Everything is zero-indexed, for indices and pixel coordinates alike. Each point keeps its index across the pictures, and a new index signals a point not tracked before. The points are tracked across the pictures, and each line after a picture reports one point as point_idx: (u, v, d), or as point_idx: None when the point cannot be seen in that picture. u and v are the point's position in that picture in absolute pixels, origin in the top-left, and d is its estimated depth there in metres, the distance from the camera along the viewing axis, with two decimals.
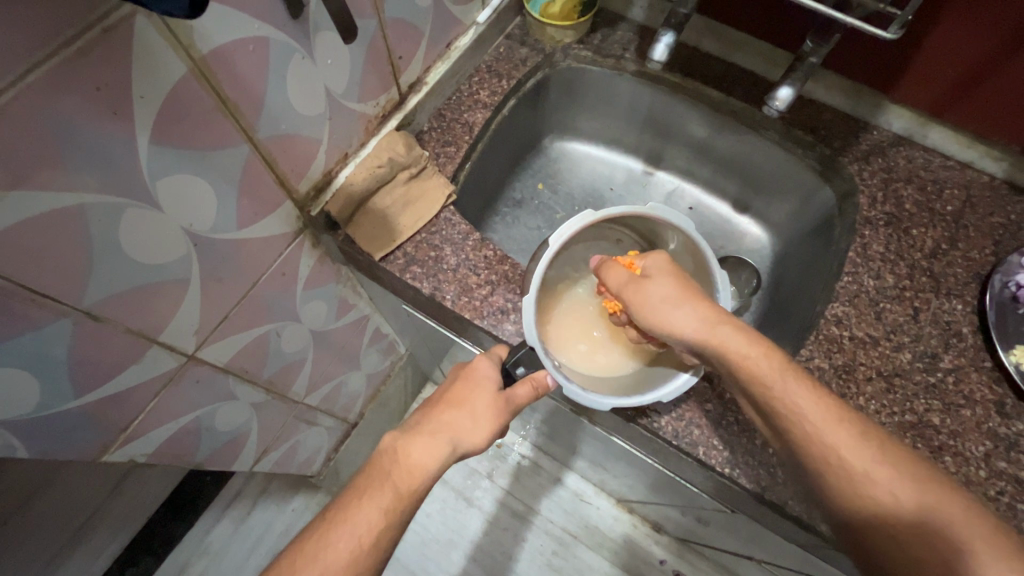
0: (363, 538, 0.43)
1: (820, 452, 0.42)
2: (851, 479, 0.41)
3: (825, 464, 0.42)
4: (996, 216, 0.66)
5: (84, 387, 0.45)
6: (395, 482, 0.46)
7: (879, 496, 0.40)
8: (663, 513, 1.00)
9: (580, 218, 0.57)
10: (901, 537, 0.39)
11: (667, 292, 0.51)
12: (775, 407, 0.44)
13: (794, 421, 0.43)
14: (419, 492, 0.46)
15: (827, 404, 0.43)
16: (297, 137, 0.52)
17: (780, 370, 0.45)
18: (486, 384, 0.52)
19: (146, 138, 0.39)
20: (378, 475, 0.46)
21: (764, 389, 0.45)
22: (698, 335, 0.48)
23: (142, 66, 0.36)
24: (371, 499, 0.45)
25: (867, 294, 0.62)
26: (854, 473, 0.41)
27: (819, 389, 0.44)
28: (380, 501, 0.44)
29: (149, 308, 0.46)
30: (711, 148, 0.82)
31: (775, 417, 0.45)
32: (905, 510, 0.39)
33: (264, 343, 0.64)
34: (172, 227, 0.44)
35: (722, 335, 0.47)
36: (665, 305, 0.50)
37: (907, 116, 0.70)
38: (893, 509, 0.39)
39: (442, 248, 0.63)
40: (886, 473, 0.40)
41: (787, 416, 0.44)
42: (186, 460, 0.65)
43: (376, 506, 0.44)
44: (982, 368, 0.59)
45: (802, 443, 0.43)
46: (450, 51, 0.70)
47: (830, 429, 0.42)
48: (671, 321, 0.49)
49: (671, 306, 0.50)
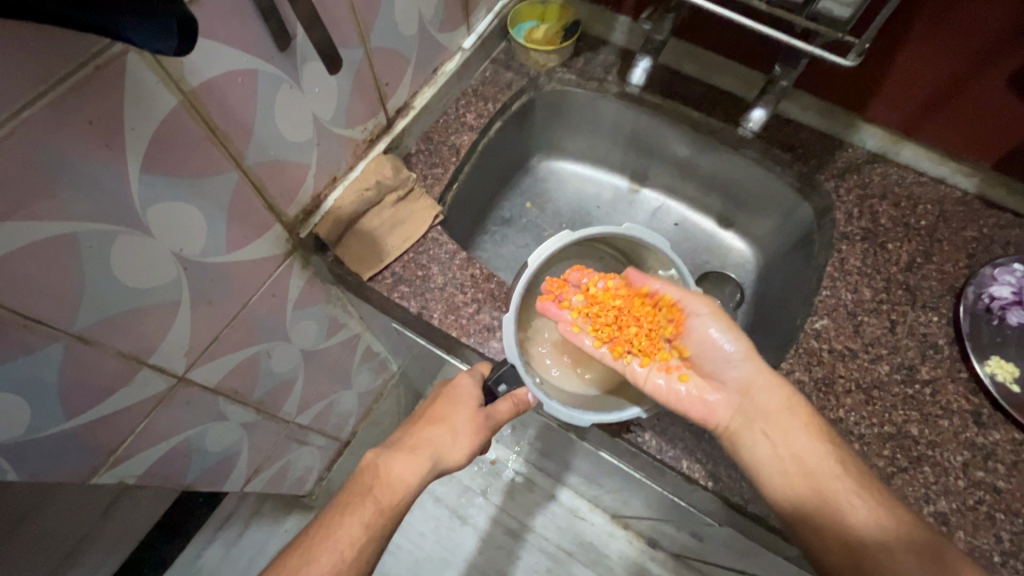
0: (346, 551, 0.44)
1: (862, 522, 0.47)
2: (862, 515, 0.47)
3: (856, 522, 0.47)
4: (968, 230, 0.67)
5: (74, 411, 0.46)
6: (376, 496, 0.47)
7: (892, 528, 0.46)
8: (657, 529, 1.00)
9: (557, 240, 0.59)
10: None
11: (727, 318, 0.58)
12: (827, 479, 0.50)
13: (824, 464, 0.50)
14: (400, 507, 0.47)
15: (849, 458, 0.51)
16: (286, 163, 0.54)
17: (831, 440, 0.52)
18: (467, 401, 0.53)
19: (137, 168, 0.40)
20: (360, 491, 0.47)
21: (820, 459, 0.51)
22: (757, 381, 0.55)
23: (133, 100, 0.37)
24: (353, 513, 0.46)
25: (846, 307, 0.64)
26: (866, 510, 0.47)
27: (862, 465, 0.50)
28: (362, 515, 0.46)
29: (140, 332, 0.48)
30: (693, 166, 0.84)
31: (824, 488, 0.50)
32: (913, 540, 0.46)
33: (254, 363, 0.65)
34: (163, 252, 0.46)
35: (775, 393, 0.54)
36: (728, 330, 0.57)
37: (879, 134, 0.73)
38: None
39: (430, 268, 0.65)
40: (896, 513, 0.47)
41: (820, 458, 0.51)
42: (176, 481, 0.66)
43: (359, 521, 0.46)
44: (959, 379, 0.60)
45: (838, 505, 0.48)
46: (437, 77, 0.72)
47: (873, 500, 0.48)
48: (730, 352, 0.56)
49: (728, 335, 0.56)
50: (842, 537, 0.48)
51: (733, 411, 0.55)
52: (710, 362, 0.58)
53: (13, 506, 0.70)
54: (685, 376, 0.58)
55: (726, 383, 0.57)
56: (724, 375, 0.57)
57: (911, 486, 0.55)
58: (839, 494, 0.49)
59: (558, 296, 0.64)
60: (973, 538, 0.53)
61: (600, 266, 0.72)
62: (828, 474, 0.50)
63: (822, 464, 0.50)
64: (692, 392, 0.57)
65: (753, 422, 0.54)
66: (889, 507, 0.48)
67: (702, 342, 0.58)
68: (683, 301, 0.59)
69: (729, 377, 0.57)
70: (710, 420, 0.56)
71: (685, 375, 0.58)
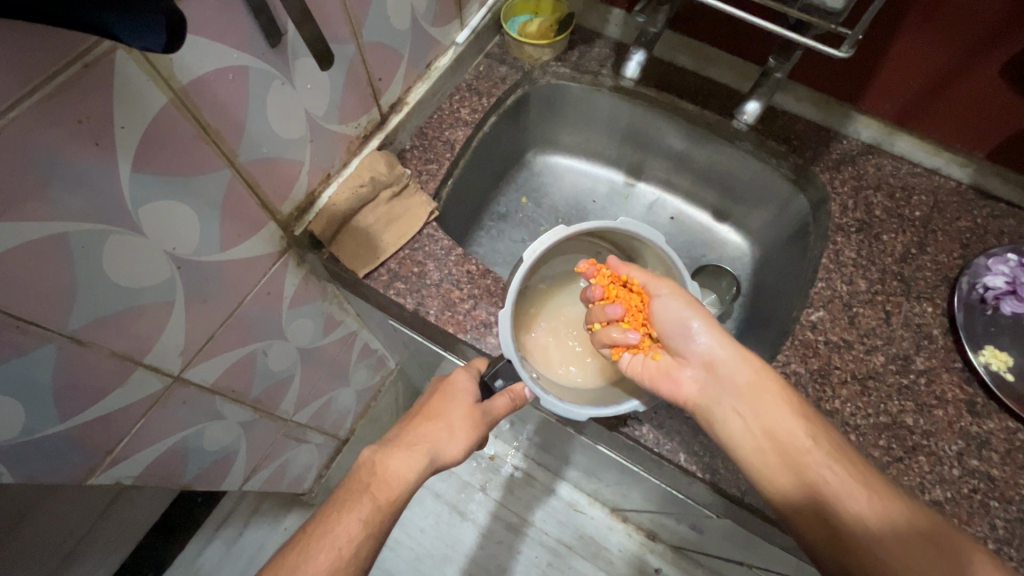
0: (343, 548, 0.44)
1: (848, 501, 0.45)
2: (851, 502, 0.45)
3: (849, 512, 0.44)
4: (962, 220, 0.68)
5: (69, 412, 0.46)
6: (373, 493, 0.47)
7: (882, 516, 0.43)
8: (657, 522, 1.01)
9: (553, 234, 0.58)
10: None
11: (694, 301, 0.55)
12: (800, 454, 0.48)
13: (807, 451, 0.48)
14: (397, 503, 0.47)
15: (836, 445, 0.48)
16: (279, 160, 0.54)
17: (803, 414, 0.50)
18: (463, 396, 0.53)
19: (128, 167, 0.40)
20: (357, 488, 0.48)
21: (790, 432, 0.49)
22: (720, 355, 0.53)
23: (123, 98, 0.37)
24: (351, 510, 0.46)
25: (841, 298, 0.64)
26: (854, 496, 0.45)
27: (840, 439, 0.48)
28: (359, 512, 0.46)
29: (134, 332, 0.47)
30: (689, 159, 0.84)
31: (798, 463, 0.48)
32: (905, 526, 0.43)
33: (250, 362, 0.64)
34: (156, 251, 0.45)
35: (742, 365, 0.52)
36: (689, 308, 0.55)
37: (873, 125, 0.73)
38: (931, 569, 0.41)
39: (425, 264, 0.64)
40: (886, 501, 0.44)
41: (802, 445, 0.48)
42: (174, 480, 0.66)
43: (356, 517, 0.46)
44: (954, 369, 0.60)
45: (825, 492, 0.46)
46: (431, 72, 0.72)
47: (855, 478, 0.45)
48: (691, 327, 0.54)
49: (687, 310, 0.55)
50: (836, 527, 0.45)
51: (700, 386, 0.54)
52: (675, 341, 0.56)
53: (12, 506, 0.70)
54: (658, 355, 0.58)
55: (690, 358, 0.55)
56: (685, 350, 0.56)
57: (907, 475, 0.55)
58: (816, 469, 0.47)
59: (601, 283, 0.62)
60: (969, 526, 0.53)
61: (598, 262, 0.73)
62: (800, 449, 0.48)
63: (794, 438, 0.49)
64: (662, 367, 0.57)
65: (721, 397, 0.53)
66: (881, 493, 0.45)
67: (663, 324, 0.56)
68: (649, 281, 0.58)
69: (691, 351, 0.55)
70: (677, 395, 0.55)
71: (658, 354, 0.58)
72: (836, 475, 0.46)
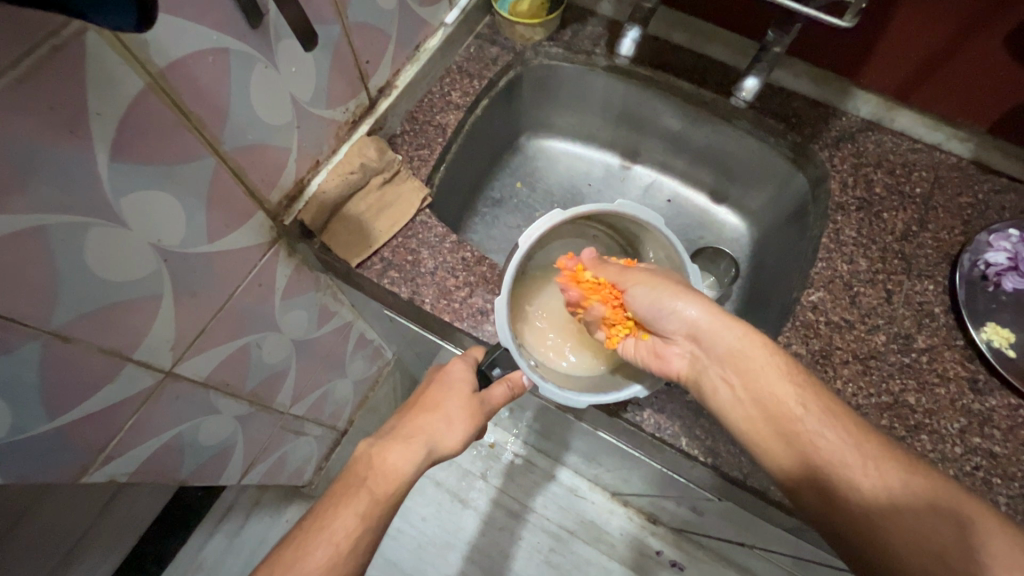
0: (341, 543, 0.43)
1: (849, 473, 0.43)
2: (853, 472, 0.43)
3: (853, 485, 0.43)
4: (964, 196, 0.67)
5: (58, 410, 0.45)
6: (371, 487, 0.47)
7: (884, 486, 0.42)
8: (658, 505, 1.01)
9: (548, 219, 0.57)
10: (952, 565, 0.38)
11: (665, 282, 0.54)
12: (791, 421, 0.46)
13: (801, 422, 0.46)
14: (395, 496, 0.47)
15: (832, 412, 0.46)
16: (265, 148, 0.52)
17: (796, 379, 0.48)
18: (461, 386, 0.52)
19: (105, 156, 0.38)
20: (354, 482, 0.47)
21: (779, 400, 0.47)
22: (702, 326, 0.52)
23: (96, 83, 0.35)
24: (348, 505, 0.45)
25: (841, 278, 0.63)
26: (855, 465, 0.43)
27: (833, 400, 0.47)
28: (356, 506, 0.45)
29: (123, 327, 0.46)
30: (685, 139, 0.83)
31: (790, 431, 0.46)
32: (909, 497, 0.41)
33: (244, 355, 0.63)
34: (141, 244, 0.44)
35: (728, 336, 0.50)
36: (659, 290, 0.54)
37: (874, 101, 0.71)
38: (937, 536, 0.39)
39: (420, 252, 0.63)
40: (886, 469, 0.42)
41: (795, 417, 0.46)
42: (171, 476, 0.65)
43: (353, 512, 0.45)
44: (956, 347, 0.60)
45: (824, 465, 0.44)
46: (420, 54, 0.70)
47: (853, 445, 0.44)
48: (666, 308, 0.53)
49: (657, 292, 0.54)
50: (840, 503, 0.43)
51: (689, 360, 0.54)
52: (654, 323, 0.55)
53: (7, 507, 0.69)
54: (647, 336, 0.58)
55: (673, 336, 0.54)
56: (664, 329, 0.55)
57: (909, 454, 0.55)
58: (808, 436, 0.45)
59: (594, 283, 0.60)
60: None
61: (596, 245, 0.72)
62: (790, 416, 0.47)
63: (784, 404, 0.47)
64: (652, 346, 0.57)
65: (709, 367, 0.52)
66: (879, 458, 0.43)
67: (639, 310, 0.56)
68: (621, 275, 0.57)
69: (670, 329, 0.54)
70: (668, 372, 0.55)
71: (647, 334, 0.58)
72: (834, 441, 0.44)
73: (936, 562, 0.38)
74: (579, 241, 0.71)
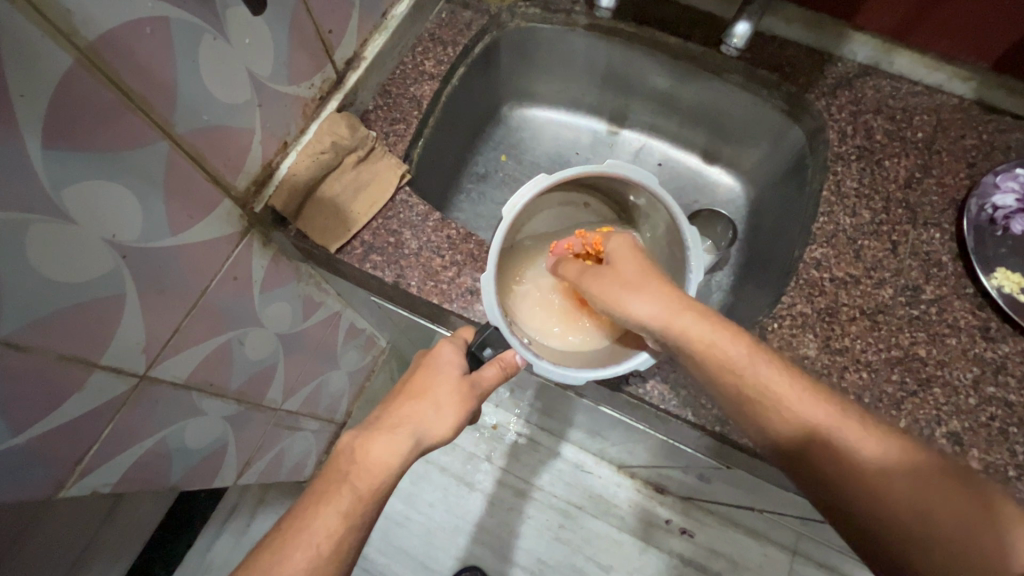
0: (322, 544, 0.42)
1: (824, 446, 0.41)
2: (827, 444, 0.41)
3: (830, 458, 0.40)
4: (967, 138, 0.64)
5: (22, 425, 0.42)
6: (353, 482, 0.45)
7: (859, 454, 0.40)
8: (665, 475, 1.00)
9: (533, 184, 0.54)
10: (957, 540, 0.36)
11: (613, 289, 0.49)
12: (757, 402, 0.43)
13: (767, 400, 0.43)
14: (380, 492, 0.45)
15: (794, 382, 0.43)
16: (223, 129, 0.48)
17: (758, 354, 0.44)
18: (449, 370, 0.50)
19: (38, 144, 0.35)
20: (335, 478, 0.45)
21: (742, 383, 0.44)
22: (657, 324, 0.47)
23: (16, 60, 0.31)
24: (329, 503, 0.44)
25: (845, 232, 0.60)
26: (828, 438, 0.41)
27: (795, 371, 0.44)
28: (338, 504, 0.44)
29: (84, 331, 0.43)
30: (675, 99, 0.79)
31: (757, 411, 0.44)
32: (884, 462, 0.39)
33: (226, 353, 0.60)
34: (93, 240, 0.40)
35: (684, 323, 0.45)
36: (610, 300, 0.49)
37: (871, 43, 0.68)
38: (920, 498, 0.38)
39: (401, 233, 0.60)
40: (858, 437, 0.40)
41: (760, 395, 0.43)
42: (160, 483, 0.62)
43: (335, 510, 0.43)
44: (965, 295, 0.58)
45: (796, 441, 0.42)
46: (387, 21, 0.65)
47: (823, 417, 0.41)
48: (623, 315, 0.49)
49: (611, 302, 0.49)
50: (818, 475, 0.41)
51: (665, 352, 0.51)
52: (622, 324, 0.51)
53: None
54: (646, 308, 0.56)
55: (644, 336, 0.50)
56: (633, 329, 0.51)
57: (922, 409, 0.53)
58: (775, 414, 0.43)
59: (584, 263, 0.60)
60: (988, 456, 0.52)
61: (588, 212, 0.69)
62: (755, 397, 0.43)
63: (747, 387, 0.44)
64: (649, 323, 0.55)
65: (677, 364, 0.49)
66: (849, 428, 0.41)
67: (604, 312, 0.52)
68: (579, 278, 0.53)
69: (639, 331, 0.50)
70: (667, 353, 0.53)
71: None
72: (818, 418, 0.41)
73: (939, 539, 0.36)
74: (570, 210, 0.68)
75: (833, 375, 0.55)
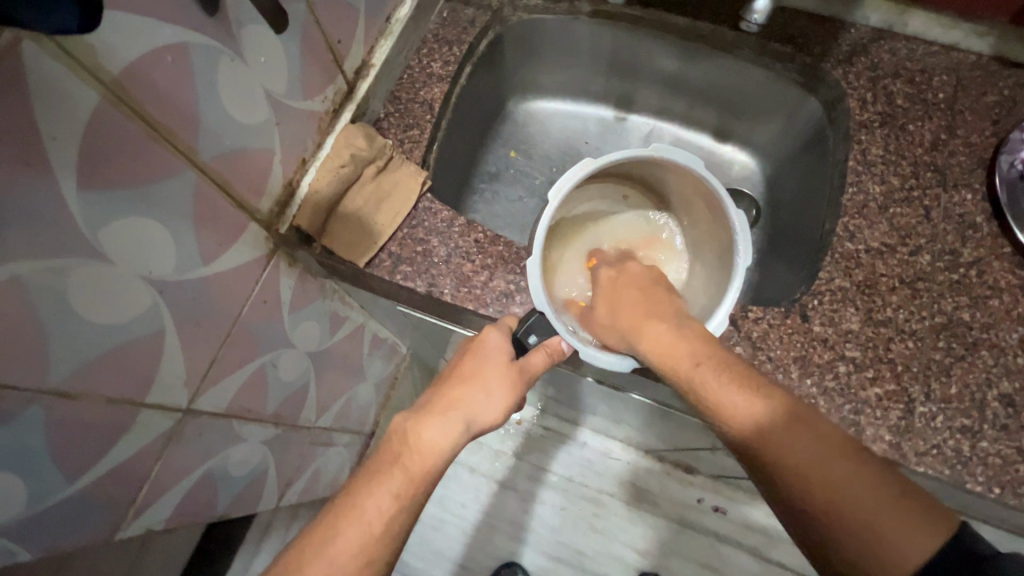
0: (374, 523, 0.41)
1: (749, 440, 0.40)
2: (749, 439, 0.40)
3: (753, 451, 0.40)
4: (989, 95, 0.63)
5: (76, 471, 0.41)
6: (406, 464, 0.44)
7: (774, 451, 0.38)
8: (696, 456, 1.00)
9: (580, 169, 0.53)
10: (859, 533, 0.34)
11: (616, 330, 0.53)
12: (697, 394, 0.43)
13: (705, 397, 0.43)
14: (431, 476, 0.44)
15: (730, 380, 0.42)
16: (244, 152, 0.47)
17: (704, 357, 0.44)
18: (498, 357, 0.49)
19: (73, 187, 0.33)
20: (388, 458, 0.44)
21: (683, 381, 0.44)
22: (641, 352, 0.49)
23: (46, 104, 0.30)
24: (382, 484, 0.43)
25: (876, 202, 0.60)
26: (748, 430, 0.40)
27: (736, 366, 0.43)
28: (391, 486, 0.43)
29: (127, 370, 0.42)
30: (683, 79, 0.78)
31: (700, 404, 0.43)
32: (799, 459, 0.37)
33: (261, 378, 0.60)
34: (131, 278, 0.39)
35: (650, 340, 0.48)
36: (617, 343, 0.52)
37: (883, 7, 0.66)
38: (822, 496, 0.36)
39: (429, 240, 0.59)
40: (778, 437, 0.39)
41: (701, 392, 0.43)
42: (208, 514, 0.61)
43: (387, 491, 0.43)
44: (1003, 255, 0.57)
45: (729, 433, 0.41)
46: (392, 26, 0.64)
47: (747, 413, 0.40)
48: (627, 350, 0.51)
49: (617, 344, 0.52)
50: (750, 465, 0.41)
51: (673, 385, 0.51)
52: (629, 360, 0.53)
53: None
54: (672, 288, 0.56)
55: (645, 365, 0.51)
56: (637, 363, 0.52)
57: (971, 373, 0.53)
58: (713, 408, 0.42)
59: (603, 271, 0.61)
60: None
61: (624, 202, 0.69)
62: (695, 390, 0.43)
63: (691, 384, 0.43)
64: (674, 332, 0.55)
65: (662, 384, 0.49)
66: (769, 425, 0.39)
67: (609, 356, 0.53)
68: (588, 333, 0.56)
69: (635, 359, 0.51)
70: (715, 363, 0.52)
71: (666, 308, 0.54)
72: (742, 412, 0.40)
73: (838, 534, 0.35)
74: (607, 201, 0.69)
75: (879, 347, 0.54)
